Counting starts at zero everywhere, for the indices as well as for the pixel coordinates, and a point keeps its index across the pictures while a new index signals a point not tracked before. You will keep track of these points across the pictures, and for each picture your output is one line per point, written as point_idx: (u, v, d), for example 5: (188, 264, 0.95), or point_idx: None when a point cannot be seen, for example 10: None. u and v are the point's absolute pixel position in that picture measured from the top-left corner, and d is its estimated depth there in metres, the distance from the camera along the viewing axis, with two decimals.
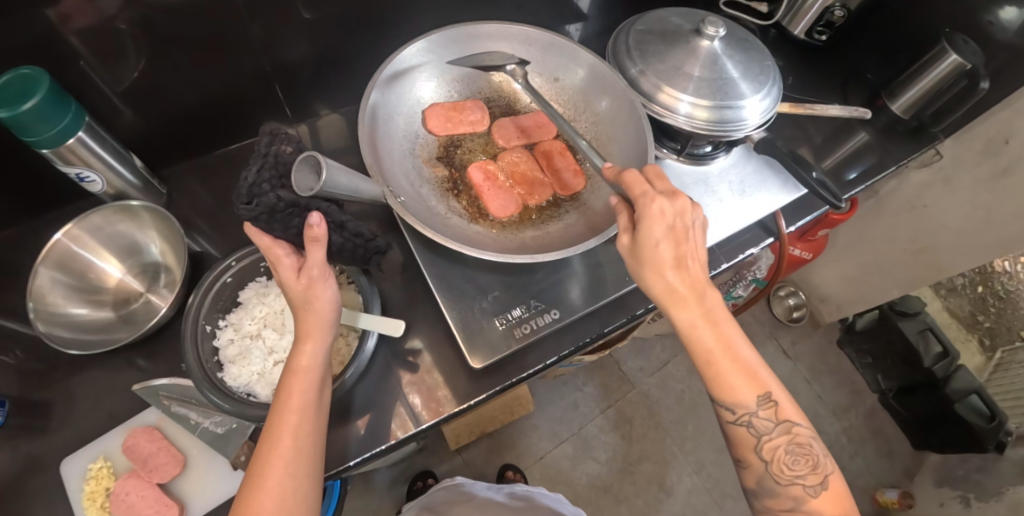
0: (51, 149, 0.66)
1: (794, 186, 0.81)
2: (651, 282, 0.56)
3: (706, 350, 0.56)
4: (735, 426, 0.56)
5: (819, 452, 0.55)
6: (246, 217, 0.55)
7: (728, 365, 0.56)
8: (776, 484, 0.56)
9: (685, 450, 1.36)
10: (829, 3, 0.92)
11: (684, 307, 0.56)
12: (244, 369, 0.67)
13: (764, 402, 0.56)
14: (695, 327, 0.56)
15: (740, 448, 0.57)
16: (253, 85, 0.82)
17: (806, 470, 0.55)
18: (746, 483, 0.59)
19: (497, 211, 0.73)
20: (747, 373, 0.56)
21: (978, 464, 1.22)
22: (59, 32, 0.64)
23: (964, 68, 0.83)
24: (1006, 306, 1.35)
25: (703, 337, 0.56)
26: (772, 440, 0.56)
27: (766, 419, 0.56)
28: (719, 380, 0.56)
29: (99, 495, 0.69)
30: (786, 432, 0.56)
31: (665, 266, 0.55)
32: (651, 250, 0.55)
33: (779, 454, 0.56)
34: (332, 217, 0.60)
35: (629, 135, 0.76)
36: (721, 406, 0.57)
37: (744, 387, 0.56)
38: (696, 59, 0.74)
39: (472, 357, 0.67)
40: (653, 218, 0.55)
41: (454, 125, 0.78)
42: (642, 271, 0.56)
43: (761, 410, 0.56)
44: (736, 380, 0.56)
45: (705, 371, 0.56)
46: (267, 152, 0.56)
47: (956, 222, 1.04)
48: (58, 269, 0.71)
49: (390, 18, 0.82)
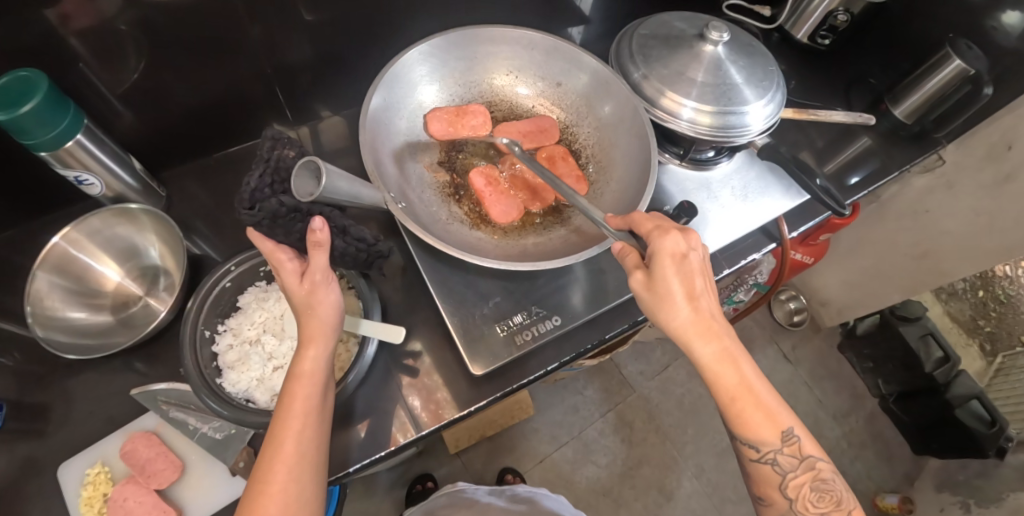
0: (49, 152, 0.65)
1: (797, 192, 0.81)
2: (669, 318, 0.54)
3: (728, 388, 0.54)
4: (760, 463, 0.56)
5: (841, 489, 0.56)
6: (248, 222, 0.54)
7: (753, 403, 0.55)
8: None
9: (685, 454, 1.36)
10: (833, 7, 0.90)
11: (706, 341, 0.54)
12: (243, 375, 0.66)
13: (788, 442, 0.55)
14: (716, 365, 0.54)
15: (762, 484, 0.57)
16: (253, 86, 0.82)
17: (829, 506, 0.55)
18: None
19: (498, 217, 0.72)
20: (768, 411, 0.55)
21: (978, 470, 1.22)
22: (58, 34, 0.63)
23: (968, 73, 0.83)
24: (1006, 311, 1.35)
25: (726, 376, 0.54)
26: (795, 477, 0.56)
27: (790, 457, 0.56)
28: (742, 418, 0.55)
29: (97, 500, 0.68)
30: (810, 470, 0.55)
31: (681, 300, 0.53)
32: (665, 285, 0.53)
33: (803, 491, 0.56)
34: (334, 221, 0.59)
35: (630, 142, 0.76)
36: (744, 443, 0.56)
37: (769, 428, 0.55)
38: (699, 65, 0.73)
39: (473, 364, 0.67)
40: (666, 253, 0.54)
41: (457, 129, 0.77)
42: (658, 308, 0.54)
43: (784, 448, 0.55)
44: (758, 418, 0.55)
45: (729, 409, 0.55)
46: (268, 157, 0.54)
47: (959, 227, 1.04)
48: (56, 272, 0.71)
49: (391, 19, 0.82)
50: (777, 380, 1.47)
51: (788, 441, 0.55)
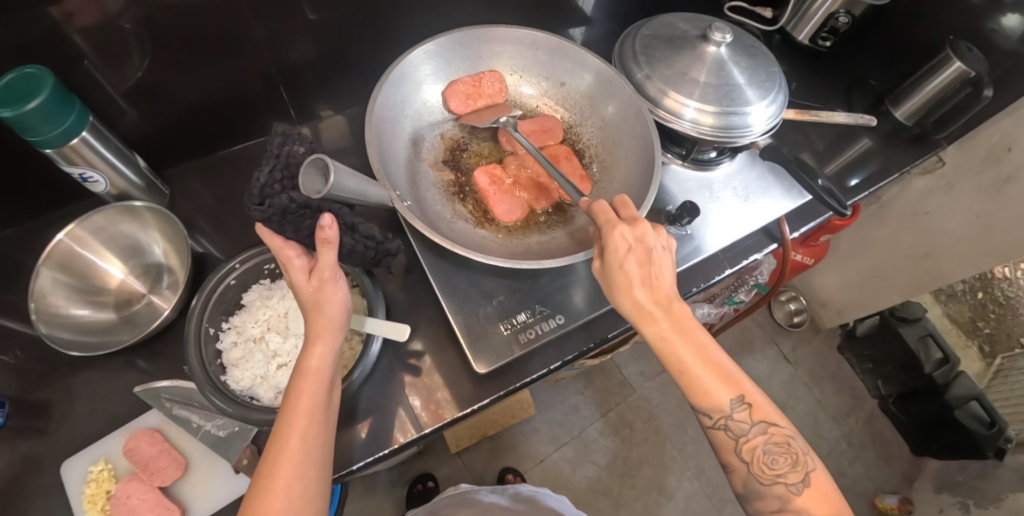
0: (55, 149, 0.65)
1: (798, 193, 0.81)
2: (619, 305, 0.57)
3: (679, 361, 0.55)
4: (713, 431, 0.56)
5: (796, 448, 0.55)
6: (258, 218, 0.55)
7: (704, 372, 0.55)
8: (760, 485, 0.55)
9: (685, 454, 1.36)
10: (834, 9, 0.91)
11: (652, 322, 0.56)
12: (247, 372, 0.66)
13: (734, 407, 0.55)
14: (666, 341, 0.55)
15: (720, 451, 0.57)
16: (256, 85, 0.82)
17: (787, 468, 0.54)
18: (735, 487, 0.58)
19: (503, 216, 0.73)
20: (722, 376, 0.55)
21: (977, 471, 1.22)
22: (63, 32, 0.63)
23: (967, 76, 0.83)
24: (1005, 312, 1.34)
25: (677, 352, 0.55)
26: (749, 441, 0.55)
27: (740, 421, 0.55)
28: (695, 386, 0.55)
29: (100, 498, 0.68)
30: (761, 431, 0.55)
31: (633, 285, 0.56)
32: (615, 270, 0.56)
33: (757, 454, 0.55)
34: (343, 219, 0.60)
35: (634, 141, 0.76)
36: (698, 410, 0.56)
37: (714, 396, 0.55)
38: (702, 65, 0.74)
39: (477, 362, 0.67)
40: (615, 243, 0.56)
41: (474, 102, 0.79)
42: (612, 293, 0.57)
43: (736, 412, 0.55)
44: (710, 386, 0.55)
45: (681, 379, 0.56)
46: (278, 152, 0.55)
47: (959, 229, 1.04)
48: (59, 270, 0.71)
49: (395, 20, 0.82)
50: (777, 381, 1.47)
51: (734, 406, 0.55)
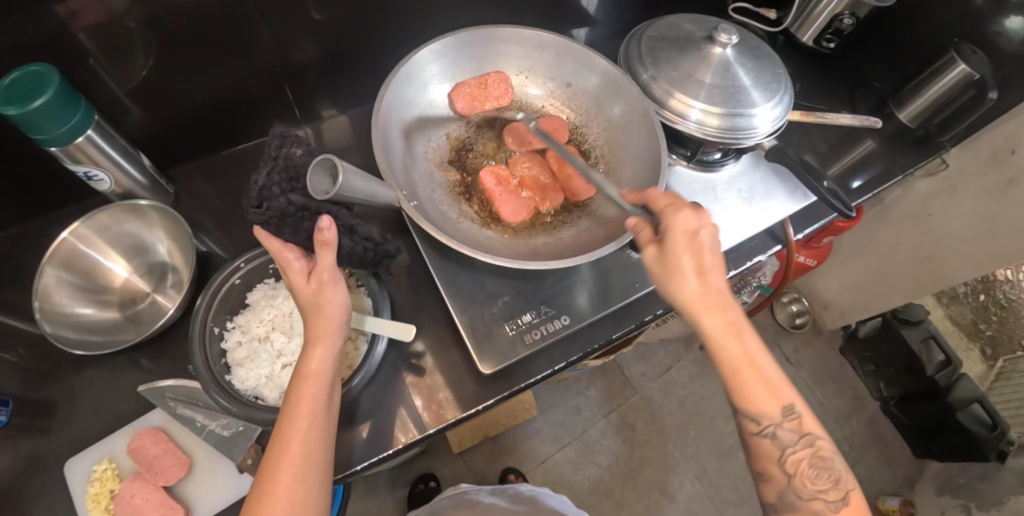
0: (60, 147, 0.65)
1: (802, 194, 0.81)
2: (672, 294, 0.56)
3: (731, 357, 0.55)
4: (760, 437, 0.55)
5: (841, 467, 0.54)
6: (256, 221, 0.54)
7: (754, 372, 0.55)
8: (797, 498, 0.54)
9: (687, 455, 1.36)
10: (837, 12, 0.90)
11: (709, 313, 0.55)
12: (252, 372, 0.66)
13: (786, 417, 0.55)
14: (720, 336, 0.55)
15: (761, 459, 0.56)
16: (260, 84, 0.82)
17: (828, 485, 0.54)
18: (764, 496, 0.57)
19: (509, 216, 0.73)
20: (770, 382, 0.55)
21: (979, 473, 1.22)
22: (68, 30, 0.63)
23: (972, 78, 0.83)
24: (1008, 315, 1.35)
25: (730, 347, 0.55)
26: (795, 453, 0.54)
27: (790, 432, 0.55)
28: (744, 387, 0.55)
29: (104, 497, 0.68)
30: (809, 446, 0.54)
31: (692, 273, 0.55)
32: (674, 258, 0.55)
33: (802, 467, 0.54)
34: (342, 219, 0.60)
35: (640, 142, 0.76)
36: (744, 416, 0.56)
37: (766, 399, 0.55)
38: (707, 66, 0.73)
39: (482, 363, 0.67)
40: (679, 229, 0.56)
41: (480, 103, 0.79)
42: (666, 281, 0.56)
43: (785, 422, 0.55)
44: (762, 389, 0.55)
45: (730, 379, 0.56)
46: (276, 154, 0.55)
47: (962, 231, 1.04)
48: (64, 268, 0.71)
49: (400, 20, 0.82)
50: None
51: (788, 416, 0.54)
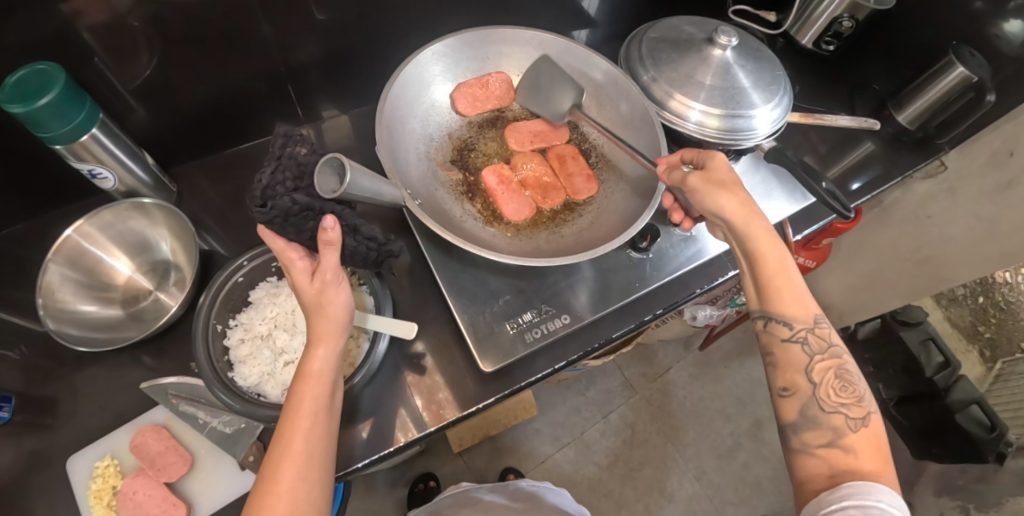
0: (65, 145, 0.66)
1: (802, 195, 0.82)
2: (719, 207, 0.62)
3: (770, 267, 0.59)
4: (789, 343, 0.58)
5: (865, 386, 0.56)
6: (260, 220, 0.55)
7: (789, 284, 0.59)
8: (819, 410, 0.55)
9: (686, 456, 1.36)
10: (836, 14, 0.91)
11: (752, 228, 0.60)
12: (254, 369, 0.66)
13: (817, 323, 0.58)
14: (762, 243, 0.60)
15: (787, 370, 0.58)
16: (264, 84, 0.82)
17: (849, 400, 0.55)
18: (783, 417, 0.57)
19: (511, 215, 0.73)
20: (801, 296, 0.59)
21: (978, 474, 1.22)
22: (74, 29, 0.64)
23: (970, 81, 0.84)
24: (1006, 317, 1.34)
25: (770, 255, 0.59)
26: (820, 362, 0.57)
27: (819, 341, 0.57)
28: (779, 296, 0.59)
29: (106, 493, 0.68)
30: (835, 359, 0.57)
31: (736, 195, 0.62)
32: (720, 175, 0.63)
33: (828, 378, 0.56)
34: (345, 220, 0.60)
35: (642, 141, 0.76)
36: (777, 322, 0.58)
37: (802, 303, 0.58)
38: (708, 68, 0.74)
39: (483, 361, 0.68)
40: (720, 162, 0.64)
41: (481, 103, 0.80)
42: (714, 194, 0.62)
43: (816, 329, 0.58)
44: (797, 294, 0.59)
45: (766, 289, 0.60)
46: (280, 154, 0.55)
47: (959, 233, 1.05)
48: (67, 265, 0.71)
49: (403, 21, 0.83)
50: None
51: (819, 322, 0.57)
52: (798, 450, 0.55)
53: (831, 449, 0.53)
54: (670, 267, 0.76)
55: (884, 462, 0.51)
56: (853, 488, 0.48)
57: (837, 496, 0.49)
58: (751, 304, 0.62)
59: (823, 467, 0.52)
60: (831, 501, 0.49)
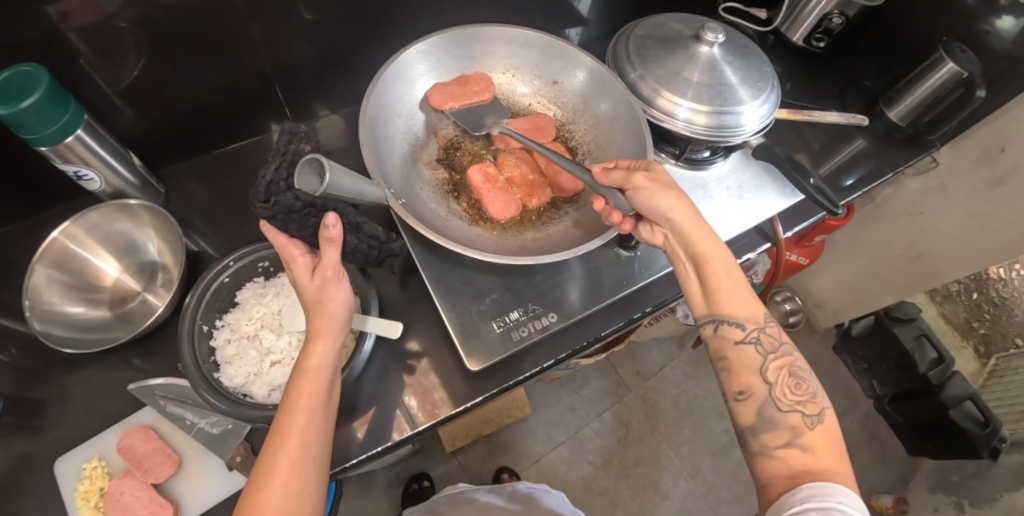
0: (50, 146, 0.65)
1: (792, 192, 0.81)
2: (668, 208, 0.61)
3: (716, 270, 0.60)
4: (743, 345, 0.58)
5: (817, 383, 0.56)
6: (262, 215, 0.55)
7: (734, 287, 0.60)
8: (777, 410, 0.55)
9: (681, 454, 1.36)
10: (826, 11, 0.91)
11: (698, 230, 0.60)
12: (240, 369, 0.66)
13: (766, 323, 0.59)
14: (708, 247, 0.60)
15: (742, 373, 0.57)
16: (253, 85, 0.82)
17: (804, 398, 0.55)
18: (740, 421, 0.56)
19: (497, 213, 0.73)
20: (748, 298, 0.59)
21: (972, 471, 1.22)
22: (60, 31, 0.64)
23: (960, 76, 0.84)
24: (1001, 313, 1.37)
25: (715, 258, 0.60)
26: (773, 361, 0.57)
27: (770, 340, 0.58)
28: (726, 299, 0.59)
29: (93, 495, 0.68)
30: (786, 358, 0.58)
31: (677, 195, 0.61)
32: (664, 175, 0.62)
33: (782, 377, 0.56)
34: (349, 218, 0.60)
35: (628, 138, 0.76)
36: (728, 324, 0.58)
37: (749, 305, 0.59)
38: (695, 65, 0.74)
39: (470, 360, 0.67)
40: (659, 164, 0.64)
41: (460, 96, 0.78)
42: (662, 194, 0.61)
43: (765, 329, 0.58)
44: (746, 296, 0.59)
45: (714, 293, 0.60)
46: (284, 150, 0.55)
47: (952, 229, 1.05)
48: (54, 267, 0.71)
49: (391, 20, 0.83)
50: None
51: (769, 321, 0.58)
52: (759, 453, 0.55)
53: (790, 449, 0.53)
54: (658, 264, 0.75)
55: (838, 459, 0.52)
56: (812, 490, 0.48)
57: (797, 499, 0.49)
58: (698, 310, 0.62)
59: (783, 468, 0.52)
60: (791, 504, 0.49)
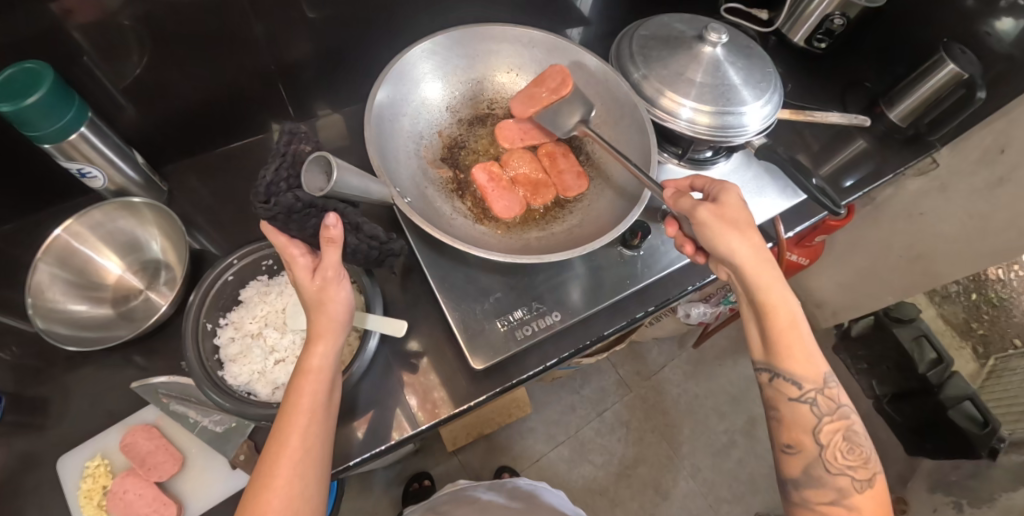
0: (52, 143, 0.65)
1: (793, 192, 0.82)
2: (732, 249, 0.61)
3: (778, 320, 0.60)
4: (797, 402, 0.59)
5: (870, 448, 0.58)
6: (263, 216, 0.54)
7: (797, 339, 0.60)
8: (825, 470, 0.57)
9: (681, 453, 1.37)
10: (827, 12, 0.91)
11: (764, 272, 0.60)
12: (245, 368, 0.66)
13: (826, 384, 0.59)
14: (774, 292, 0.60)
15: (793, 428, 0.59)
16: (255, 83, 0.82)
17: (856, 462, 0.58)
18: (786, 472, 0.60)
19: (501, 212, 0.73)
20: (811, 350, 0.60)
21: (971, 470, 1.22)
22: (63, 28, 0.64)
23: (961, 78, 0.83)
24: (1000, 314, 1.39)
25: (781, 305, 0.60)
26: (829, 423, 0.58)
27: (828, 401, 0.59)
28: (788, 350, 0.59)
29: (97, 493, 0.68)
30: (842, 421, 0.59)
31: (742, 233, 0.61)
32: (736, 215, 0.62)
33: (835, 440, 0.58)
34: (349, 218, 0.60)
35: (631, 137, 0.76)
36: (786, 379, 0.59)
37: (811, 362, 0.59)
38: (698, 65, 0.74)
39: (473, 358, 0.68)
40: (730, 195, 0.63)
41: (541, 101, 0.76)
42: (729, 236, 0.61)
43: (824, 391, 0.59)
44: (807, 351, 0.60)
45: (775, 340, 0.60)
46: (284, 151, 0.54)
47: (952, 230, 1.05)
48: (57, 265, 0.71)
49: (394, 19, 0.83)
50: None
51: (828, 383, 0.59)
52: (799, 504, 0.59)
53: (834, 506, 0.57)
54: (660, 264, 0.75)
55: None
56: None
57: None
58: (755, 354, 0.63)
59: None
60: None
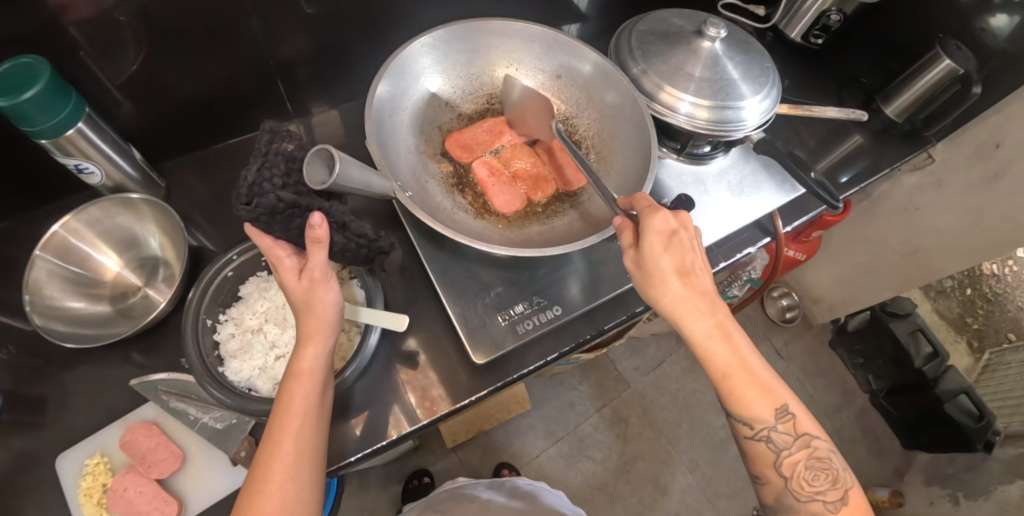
0: (50, 140, 0.65)
1: (791, 187, 0.82)
2: (661, 297, 0.56)
3: (723, 365, 0.56)
4: (752, 440, 0.57)
5: (841, 467, 0.56)
6: (246, 218, 0.54)
7: (743, 383, 0.56)
8: (795, 501, 0.56)
9: (680, 448, 1.37)
10: (825, 7, 0.91)
11: (698, 319, 0.56)
12: (246, 364, 0.66)
13: (779, 418, 0.56)
14: (709, 340, 0.56)
15: (757, 463, 0.58)
16: (251, 79, 0.82)
17: (826, 486, 0.56)
18: (764, 499, 0.60)
19: (502, 206, 0.74)
20: (762, 387, 0.56)
21: (966, 463, 1.23)
22: (59, 23, 0.63)
23: (956, 73, 0.84)
24: (993, 308, 1.42)
25: (719, 352, 0.56)
26: (791, 454, 0.56)
27: (784, 434, 0.56)
28: (735, 394, 0.56)
29: (96, 491, 0.68)
30: (805, 448, 0.56)
31: (669, 280, 0.56)
32: (654, 265, 0.56)
33: (799, 470, 0.56)
34: (335, 216, 0.59)
35: (632, 132, 0.76)
36: (738, 420, 0.57)
37: (758, 401, 0.56)
38: (697, 59, 0.74)
39: (474, 353, 0.68)
40: (653, 233, 0.56)
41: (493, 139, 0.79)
42: (649, 288, 0.57)
43: (779, 424, 0.56)
44: (752, 394, 0.56)
45: (722, 385, 0.57)
46: (266, 150, 0.53)
47: (946, 224, 1.06)
48: (54, 261, 0.70)
49: (390, 14, 0.82)
50: None
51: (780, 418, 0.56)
52: None
53: None
54: None
55: None
56: None
57: None
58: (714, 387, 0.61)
59: None
60: None
